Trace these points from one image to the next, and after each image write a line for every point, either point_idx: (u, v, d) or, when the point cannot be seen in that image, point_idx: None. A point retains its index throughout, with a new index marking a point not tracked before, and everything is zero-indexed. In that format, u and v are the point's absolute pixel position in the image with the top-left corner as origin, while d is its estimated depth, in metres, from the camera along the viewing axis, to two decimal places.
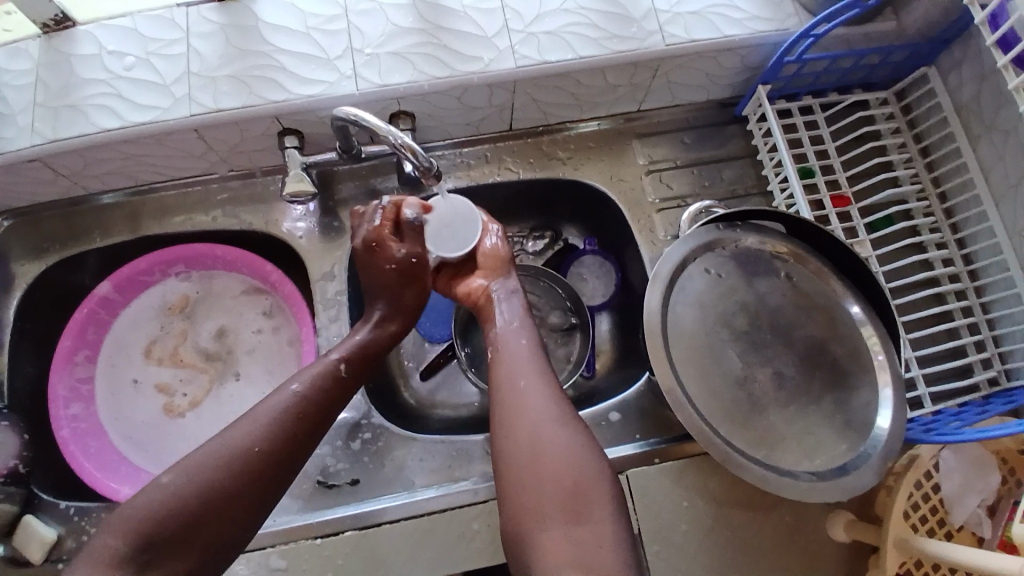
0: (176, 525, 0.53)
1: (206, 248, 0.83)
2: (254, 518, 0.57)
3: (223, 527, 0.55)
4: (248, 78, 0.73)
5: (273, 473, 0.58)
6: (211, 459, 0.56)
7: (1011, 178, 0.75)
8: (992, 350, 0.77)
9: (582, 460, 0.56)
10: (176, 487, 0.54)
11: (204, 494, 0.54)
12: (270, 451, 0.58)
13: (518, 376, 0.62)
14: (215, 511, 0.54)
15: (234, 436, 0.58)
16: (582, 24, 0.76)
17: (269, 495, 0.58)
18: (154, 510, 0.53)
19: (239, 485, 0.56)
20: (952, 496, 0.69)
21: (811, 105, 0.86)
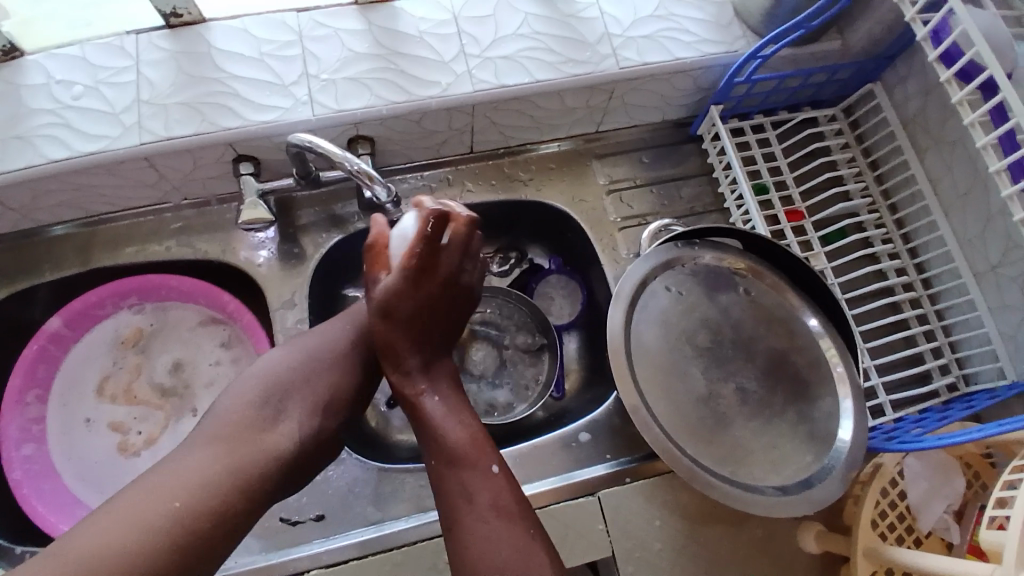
0: (292, 385, 0.59)
1: (160, 280, 0.81)
2: (361, 394, 0.62)
3: (331, 407, 0.60)
4: (201, 106, 0.72)
5: (375, 343, 0.64)
6: (314, 342, 0.62)
7: (960, 188, 0.78)
8: (949, 356, 0.79)
9: (501, 508, 0.53)
10: (291, 358, 0.60)
11: (317, 358, 0.61)
12: (358, 345, 0.63)
13: (450, 492, 0.54)
14: (316, 388, 0.59)
15: (327, 331, 0.63)
16: (539, 48, 0.77)
17: (373, 361, 0.63)
18: (270, 376, 0.59)
19: (346, 352, 0.62)
20: (919, 503, 0.70)
21: (763, 123, 0.88)
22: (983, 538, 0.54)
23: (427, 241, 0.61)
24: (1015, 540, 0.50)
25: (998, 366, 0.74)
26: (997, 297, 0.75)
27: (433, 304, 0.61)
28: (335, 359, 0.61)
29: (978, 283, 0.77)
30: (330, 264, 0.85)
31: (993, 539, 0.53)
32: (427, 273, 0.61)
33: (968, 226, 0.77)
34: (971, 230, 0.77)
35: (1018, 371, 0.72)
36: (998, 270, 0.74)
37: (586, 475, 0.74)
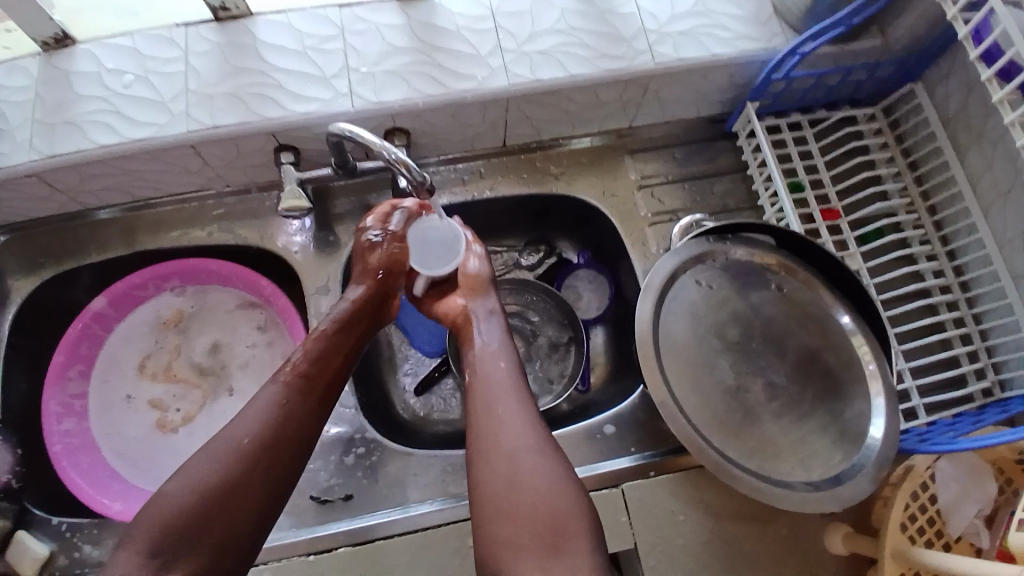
0: (183, 524, 0.53)
1: (201, 264, 0.83)
2: (262, 510, 0.57)
3: (234, 528, 0.55)
4: (245, 96, 0.74)
5: (276, 456, 0.59)
6: (201, 468, 0.56)
7: (1001, 187, 0.76)
8: (985, 361, 0.78)
9: (556, 495, 0.56)
10: (177, 491, 0.55)
11: (212, 488, 0.55)
12: (252, 460, 0.57)
13: (497, 402, 0.63)
14: (211, 518, 0.54)
15: (216, 446, 0.57)
16: (572, 43, 0.78)
17: (273, 479, 0.58)
18: (161, 517, 0.53)
19: (239, 479, 0.56)
20: (948, 507, 0.69)
21: (800, 121, 0.87)
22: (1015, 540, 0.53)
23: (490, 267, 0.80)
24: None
25: None
26: None
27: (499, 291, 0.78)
28: (236, 483, 0.56)
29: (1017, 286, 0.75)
30: None
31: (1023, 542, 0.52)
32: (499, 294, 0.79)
33: (1008, 225, 0.76)
34: (1011, 230, 0.75)
35: None
36: None
37: (608, 469, 0.75)
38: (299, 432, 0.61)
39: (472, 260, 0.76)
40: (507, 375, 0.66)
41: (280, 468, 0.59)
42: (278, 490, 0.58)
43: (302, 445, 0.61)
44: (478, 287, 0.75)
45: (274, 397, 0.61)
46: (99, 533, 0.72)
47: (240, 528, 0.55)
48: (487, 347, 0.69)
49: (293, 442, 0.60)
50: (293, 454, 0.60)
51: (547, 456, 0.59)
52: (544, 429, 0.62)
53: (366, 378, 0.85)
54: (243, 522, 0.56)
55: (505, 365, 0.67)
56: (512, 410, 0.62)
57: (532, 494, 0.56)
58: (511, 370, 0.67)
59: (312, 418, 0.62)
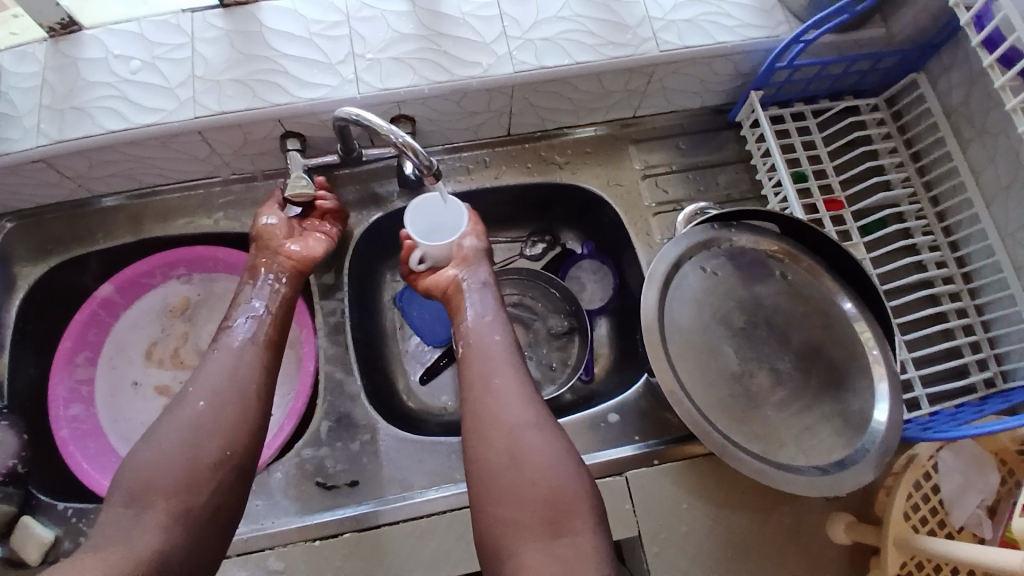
0: (158, 467, 0.58)
1: (208, 251, 0.84)
2: (231, 446, 0.61)
3: (204, 460, 0.59)
4: (251, 82, 0.74)
5: (231, 400, 0.63)
6: (170, 420, 0.61)
7: (1002, 181, 0.76)
8: (988, 351, 0.78)
9: (554, 474, 0.58)
10: (149, 447, 0.59)
11: (175, 436, 0.60)
12: (213, 403, 0.62)
13: (494, 377, 0.64)
14: (182, 458, 0.59)
15: (180, 401, 0.63)
16: (578, 30, 0.78)
17: (230, 419, 0.62)
18: (138, 469, 0.58)
19: (197, 424, 0.61)
20: (951, 497, 0.70)
21: (804, 111, 0.88)
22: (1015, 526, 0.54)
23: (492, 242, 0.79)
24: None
25: None
26: None
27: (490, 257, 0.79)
28: (198, 429, 0.60)
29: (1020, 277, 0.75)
30: (369, 242, 0.88)
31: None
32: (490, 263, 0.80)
33: (1010, 217, 0.76)
34: (1014, 222, 0.75)
35: None
36: None
37: (612, 456, 0.75)
38: (259, 375, 0.66)
39: (468, 236, 0.76)
40: (506, 353, 0.66)
41: (236, 409, 0.62)
42: (237, 428, 0.62)
43: (256, 388, 0.65)
44: (473, 262, 0.75)
45: (227, 355, 0.66)
46: None
47: (208, 466, 0.59)
48: (487, 325, 0.69)
49: (246, 388, 0.64)
50: (247, 398, 0.64)
51: (545, 435, 0.60)
52: (539, 404, 0.62)
53: (372, 366, 0.86)
54: (209, 460, 0.59)
55: (504, 343, 0.67)
56: (511, 389, 0.63)
57: (533, 471, 0.58)
58: (509, 348, 0.67)
59: (267, 363, 0.68)
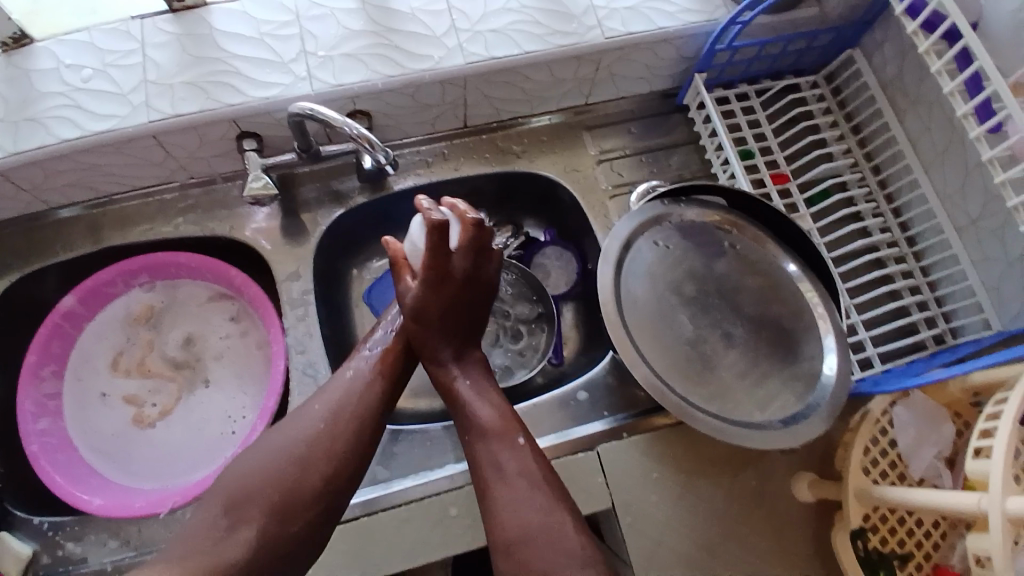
0: (262, 482, 0.57)
1: (168, 257, 0.83)
2: (341, 476, 0.59)
3: (307, 482, 0.58)
4: (205, 84, 0.75)
5: (344, 424, 0.62)
6: (289, 432, 0.61)
7: (938, 147, 0.80)
8: (935, 310, 0.82)
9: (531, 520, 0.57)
10: (265, 455, 0.59)
11: (289, 445, 0.59)
12: (331, 429, 0.61)
13: (488, 485, 0.61)
14: (288, 476, 0.58)
15: (299, 418, 0.62)
16: (527, 21, 0.80)
17: (341, 448, 0.60)
18: (243, 478, 0.58)
19: (311, 443, 0.60)
20: (907, 450, 0.71)
21: (747, 92, 0.91)
22: (969, 468, 0.56)
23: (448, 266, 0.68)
24: (999, 468, 0.52)
25: (983, 316, 0.77)
26: (979, 249, 0.77)
27: (454, 302, 0.69)
28: (305, 451, 0.59)
29: (959, 237, 0.79)
30: (333, 240, 0.88)
31: (979, 468, 0.54)
32: (459, 300, 0.69)
33: (947, 181, 0.80)
34: (951, 186, 0.80)
35: (1003, 320, 0.75)
36: (978, 224, 0.77)
37: (584, 433, 0.78)
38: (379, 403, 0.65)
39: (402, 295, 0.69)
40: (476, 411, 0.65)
41: (349, 439, 0.61)
42: (343, 461, 0.60)
43: (371, 423, 0.63)
44: (420, 346, 0.69)
45: (351, 378, 0.66)
46: (81, 529, 0.72)
47: (306, 493, 0.58)
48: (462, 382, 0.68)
49: (361, 417, 0.63)
50: (362, 426, 0.62)
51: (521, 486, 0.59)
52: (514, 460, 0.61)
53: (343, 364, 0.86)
54: (313, 485, 0.58)
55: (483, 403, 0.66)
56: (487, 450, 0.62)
57: None
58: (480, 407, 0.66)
59: (388, 395, 0.66)
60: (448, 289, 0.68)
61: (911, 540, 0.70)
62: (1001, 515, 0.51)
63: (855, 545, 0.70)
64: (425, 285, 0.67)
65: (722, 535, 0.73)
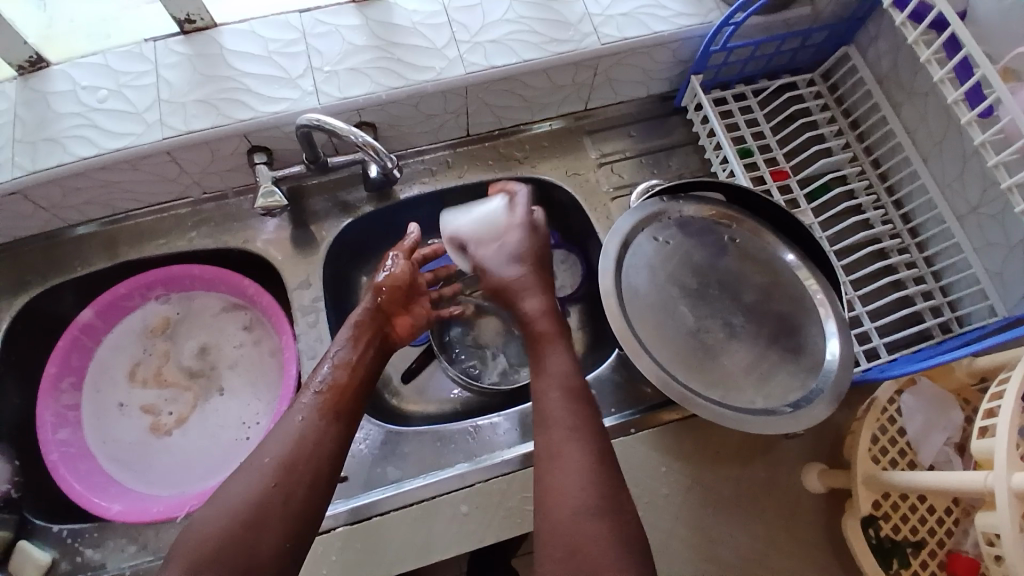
0: (213, 550, 0.54)
1: (183, 269, 0.86)
2: (298, 533, 0.58)
3: (264, 545, 0.56)
4: (215, 101, 0.78)
5: (299, 477, 0.59)
6: (237, 493, 0.58)
7: (935, 137, 0.81)
8: (941, 299, 0.82)
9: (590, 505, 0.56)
10: (214, 519, 0.56)
11: (240, 508, 0.56)
12: (285, 483, 0.59)
13: (555, 450, 0.60)
14: (242, 540, 0.55)
15: (247, 476, 0.59)
16: (524, 31, 0.83)
17: (297, 503, 0.58)
18: (193, 544, 0.55)
19: (262, 504, 0.57)
20: (916, 437, 0.72)
21: (744, 92, 0.93)
22: (977, 448, 0.56)
23: (530, 220, 0.78)
24: (1003, 443, 0.52)
25: (989, 303, 0.77)
26: (980, 236, 0.78)
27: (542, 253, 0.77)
28: (260, 511, 0.57)
29: (961, 225, 0.80)
30: (342, 248, 0.90)
31: (985, 447, 0.55)
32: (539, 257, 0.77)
33: (946, 171, 0.81)
34: (951, 175, 0.80)
35: (1008, 306, 0.76)
36: (978, 211, 0.78)
37: None
38: (332, 450, 0.63)
39: (515, 234, 0.78)
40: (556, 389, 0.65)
41: (305, 492, 0.59)
42: (300, 517, 0.58)
43: (326, 473, 0.61)
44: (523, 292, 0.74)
45: (300, 424, 0.63)
46: (100, 536, 0.73)
47: (262, 556, 0.55)
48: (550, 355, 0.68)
49: (318, 466, 0.61)
50: (318, 478, 0.60)
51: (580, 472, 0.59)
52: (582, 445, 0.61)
53: None
54: (270, 550, 0.56)
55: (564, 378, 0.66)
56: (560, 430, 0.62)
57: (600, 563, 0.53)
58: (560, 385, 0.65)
59: (338, 437, 0.64)
60: (537, 239, 0.78)
61: (924, 528, 0.69)
62: (1009, 491, 0.51)
63: (867, 533, 0.70)
64: (525, 231, 0.78)
65: (732, 527, 0.74)
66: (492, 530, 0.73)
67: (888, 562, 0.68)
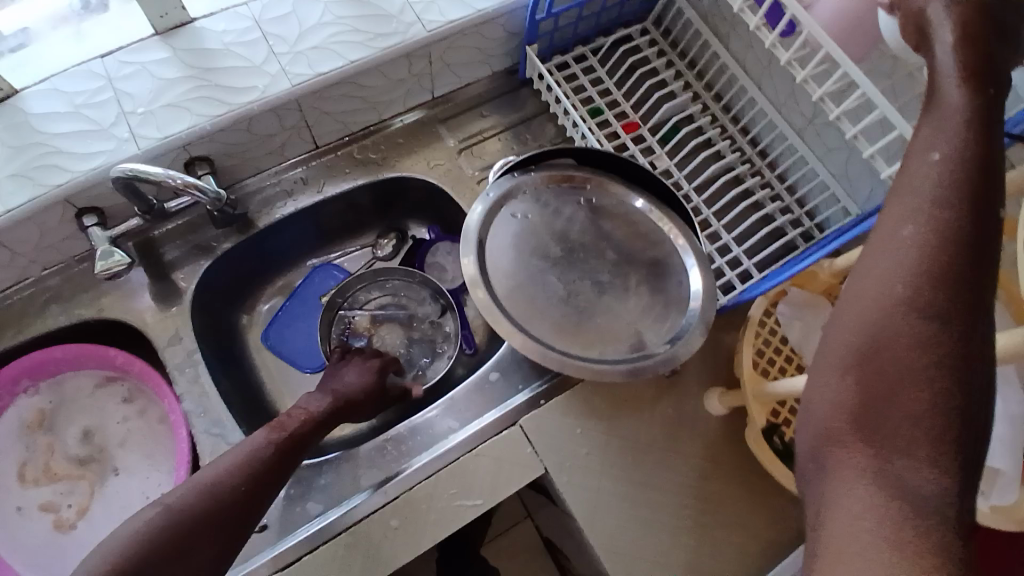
0: (142, 554, 0.54)
1: (41, 356, 0.79)
2: (227, 548, 0.59)
3: (194, 558, 0.56)
4: (29, 171, 0.71)
5: (243, 490, 0.62)
6: (186, 489, 0.60)
7: (762, 62, 0.85)
8: (799, 211, 0.86)
9: (818, 437, 0.42)
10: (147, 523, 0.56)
11: (168, 523, 0.56)
12: (235, 488, 0.61)
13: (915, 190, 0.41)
14: (174, 545, 0.56)
15: (198, 477, 0.61)
16: (346, 31, 0.80)
17: (230, 523, 0.60)
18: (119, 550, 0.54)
19: (209, 508, 0.59)
20: (798, 342, 0.76)
21: (583, 52, 0.94)
22: None
23: None
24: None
25: (841, 206, 0.82)
26: (820, 144, 0.83)
27: None
28: (190, 524, 0.57)
29: (801, 138, 0.85)
30: (212, 293, 0.86)
31: None
32: None
33: (778, 91, 0.85)
34: (783, 94, 0.84)
35: (857, 204, 0.81)
36: (813, 122, 0.82)
37: (501, 411, 0.78)
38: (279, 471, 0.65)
39: None
40: (921, 238, 0.39)
41: (246, 503, 0.61)
42: (232, 535, 0.59)
43: (263, 490, 0.63)
44: None
45: (257, 440, 0.66)
46: None
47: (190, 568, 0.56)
48: (915, 161, 0.42)
49: (262, 481, 0.63)
50: (254, 496, 0.62)
51: (940, 391, 0.37)
52: (952, 330, 0.38)
53: (252, 412, 0.84)
54: (199, 561, 0.57)
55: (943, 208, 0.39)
56: (898, 313, 0.39)
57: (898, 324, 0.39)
58: (961, 221, 0.39)
59: (281, 469, 0.65)
60: None
61: None
62: None
63: (773, 441, 0.75)
64: None
65: (655, 468, 0.77)
66: (425, 537, 0.72)
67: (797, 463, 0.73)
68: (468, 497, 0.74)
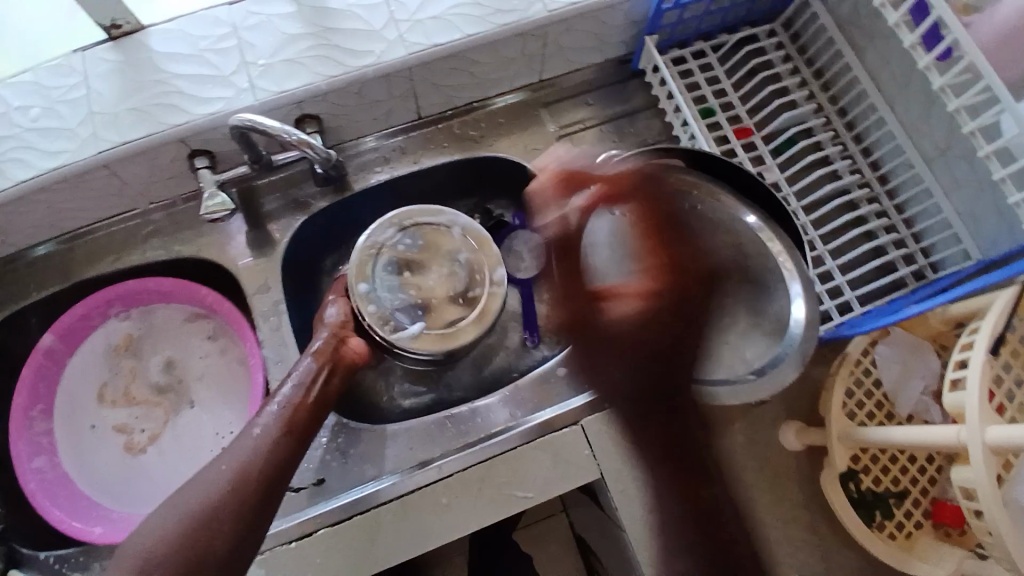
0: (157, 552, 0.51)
1: (139, 285, 0.84)
2: (249, 532, 0.54)
3: (213, 545, 0.52)
4: (149, 108, 0.74)
5: (253, 475, 0.56)
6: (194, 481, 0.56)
7: (900, 81, 0.78)
8: (913, 246, 0.80)
9: None
10: (160, 522, 0.53)
11: (186, 524, 0.52)
12: (242, 475, 0.56)
13: None
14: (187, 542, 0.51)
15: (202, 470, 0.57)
16: (467, 3, 0.79)
17: (246, 511, 0.55)
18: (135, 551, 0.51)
19: (216, 499, 0.54)
20: (893, 388, 0.70)
21: (703, 49, 0.89)
22: (948, 403, 0.55)
23: None
24: (975, 396, 0.52)
25: (962, 247, 0.76)
26: (947, 178, 0.76)
27: None
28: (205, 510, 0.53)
29: (930, 168, 0.78)
30: (303, 247, 0.88)
31: (955, 401, 0.54)
32: None
33: (913, 114, 0.78)
34: (917, 119, 0.77)
35: (981, 249, 0.74)
36: (947, 154, 0.75)
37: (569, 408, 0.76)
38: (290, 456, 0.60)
39: None
40: None
41: (257, 491, 0.56)
42: (247, 518, 0.54)
43: (276, 477, 0.58)
44: None
45: (259, 428, 0.60)
46: (85, 561, 0.75)
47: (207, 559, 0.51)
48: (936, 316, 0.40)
49: (274, 463, 0.58)
50: (269, 478, 0.57)
51: None
52: None
53: None
54: (217, 550, 0.52)
55: None
56: None
57: None
58: None
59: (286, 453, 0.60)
60: None
61: (906, 478, 0.69)
62: (982, 445, 0.51)
63: (848, 487, 0.70)
64: None
65: (718, 493, 0.74)
66: (475, 516, 0.72)
67: (872, 514, 0.69)
68: (523, 489, 0.73)
